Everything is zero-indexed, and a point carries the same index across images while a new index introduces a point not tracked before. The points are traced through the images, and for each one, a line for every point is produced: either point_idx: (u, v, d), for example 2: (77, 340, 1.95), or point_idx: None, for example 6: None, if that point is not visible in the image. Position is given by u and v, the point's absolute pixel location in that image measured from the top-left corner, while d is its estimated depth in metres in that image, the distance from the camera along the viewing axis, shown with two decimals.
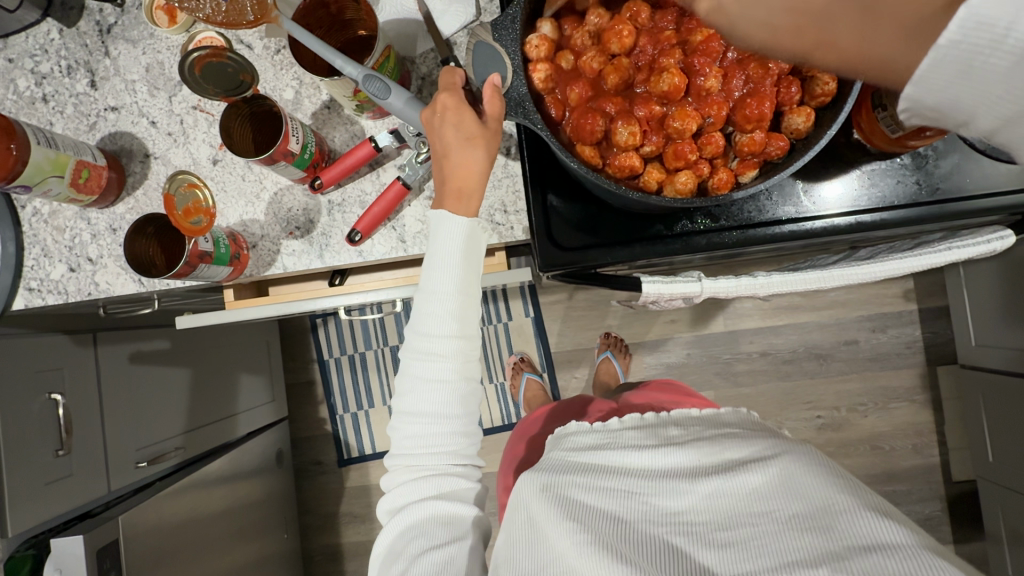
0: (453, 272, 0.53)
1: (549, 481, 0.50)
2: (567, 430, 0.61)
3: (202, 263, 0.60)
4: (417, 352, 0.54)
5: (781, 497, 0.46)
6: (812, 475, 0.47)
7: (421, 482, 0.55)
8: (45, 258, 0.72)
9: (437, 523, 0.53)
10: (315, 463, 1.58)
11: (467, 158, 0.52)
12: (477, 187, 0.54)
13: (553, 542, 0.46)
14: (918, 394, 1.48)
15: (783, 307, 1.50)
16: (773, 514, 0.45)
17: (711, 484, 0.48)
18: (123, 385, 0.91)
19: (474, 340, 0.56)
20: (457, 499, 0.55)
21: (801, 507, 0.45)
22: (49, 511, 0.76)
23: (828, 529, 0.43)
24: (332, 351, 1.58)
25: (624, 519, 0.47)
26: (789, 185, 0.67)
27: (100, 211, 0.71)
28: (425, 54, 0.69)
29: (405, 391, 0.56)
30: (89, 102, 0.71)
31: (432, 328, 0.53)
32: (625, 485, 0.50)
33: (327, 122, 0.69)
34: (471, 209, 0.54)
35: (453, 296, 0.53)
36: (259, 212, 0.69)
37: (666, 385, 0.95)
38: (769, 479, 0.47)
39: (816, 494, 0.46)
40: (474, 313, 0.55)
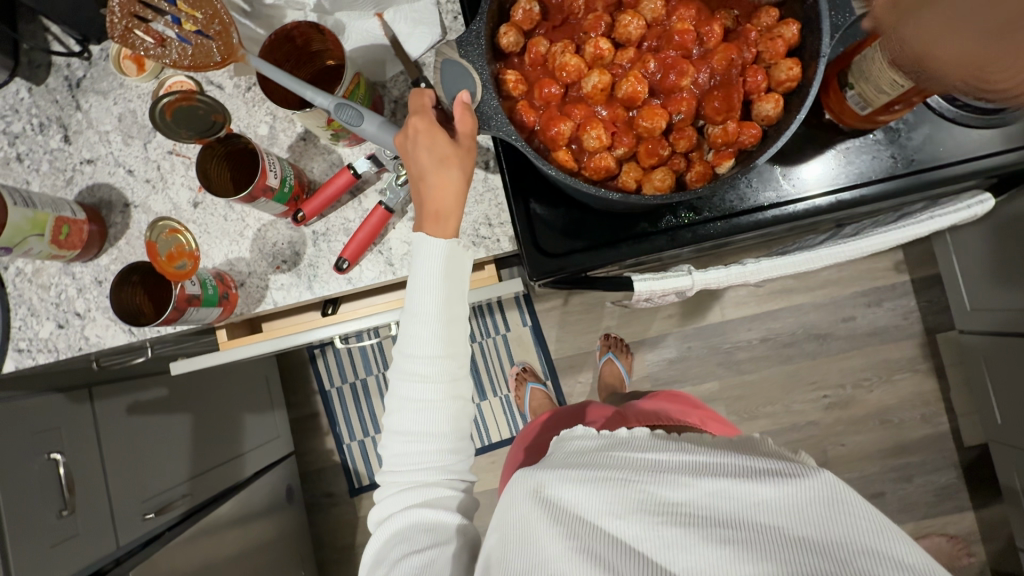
0: (436, 290, 0.53)
1: (542, 483, 0.50)
2: (571, 433, 0.59)
3: (190, 307, 0.60)
4: (408, 375, 0.54)
5: (791, 515, 0.43)
6: (831, 497, 0.43)
7: (405, 491, 0.55)
8: (32, 317, 0.71)
9: (421, 529, 0.52)
10: (326, 495, 1.56)
11: (443, 178, 0.52)
12: (454, 209, 0.54)
13: (544, 543, 0.46)
14: (920, 364, 1.49)
15: (777, 291, 1.51)
16: (780, 529, 0.42)
17: (715, 484, 0.46)
18: (124, 437, 0.90)
19: (460, 358, 0.55)
20: (441, 507, 0.54)
21: (812, 531, 0.42)
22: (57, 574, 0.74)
23: (836, 555, 0.40)
24: (332, 380, 1.57)
25: (614, 514, 0.46)
26: (767, 170, 0.67)
27: (83, 265, 0.71)
28: (395, 77, 0.70)
29: (398, 414, 0.55)
30: (64, 157, 0.71)
31: (420, 349, 0.53)
32: (624, 474, 0.49)
33: (304, 154, 0.69)
34: (449, 230, 0.54)
35: (436, 315, 0.53)
36: (244, 250, 0.69)
37: (671, 396, 0.94)
38: (784, 496, 0.43)
39: (835, 517, 0.42)
40: (460, 333, 0.55)
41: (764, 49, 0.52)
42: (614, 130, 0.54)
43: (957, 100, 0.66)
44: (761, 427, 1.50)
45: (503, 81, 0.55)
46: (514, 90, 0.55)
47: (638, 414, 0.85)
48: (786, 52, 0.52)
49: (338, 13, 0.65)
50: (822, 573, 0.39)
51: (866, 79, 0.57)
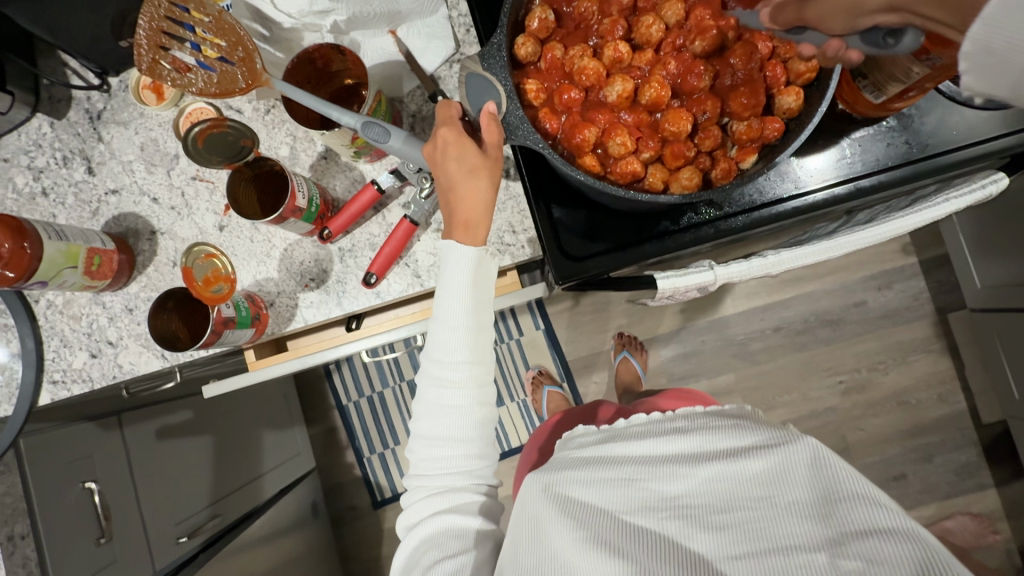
0: (463, 298, 0.54)
1: (549, 482, 0.51)
2: (573, 431, 0.62)
3: (227, 329, 0.60)
4: (434, 380, 0.55)
5: (779, 483, 0.45)
6: (813, 461, 0.45)
7: (433, 496, 0.55)
8: (65, 348, 0.72)
9: (451, 535, 0.51)
10: (350, 508, 1.57)
11: (473, 189, 0.53)
12: (483, 218, 0.54)
13: (554, 539, 0.46)
14: (934, 344, 1.49)
15: (787, 280, 1.52)
16: (772, 498, 0.44)
17: (708, 469, 0.47)
18: (154, 462, 0.90)
19: (488, 365, 0.56)
20: (470, 512, 0.53)
21: (801, 495, 0.44)
22: None
23: (824, 517, 0.42)
24: (349, 394, 1.58)
25: (623, 511, 0.47)
26: (784, 163, 0.68)
27: (113, 293, 0.71)
28: (412, 92, 0.71)
29: (429, 422, 0.56)
30: (89, 189, 0.72)
31: (451, 356, 0.54)
32: (624, 472, 0.50)
33: (327, 173, 0.70)
34: (479, 238, 0.54)
35: (464, 324, 0.54)
36: (272, 270, 0.70)
37: (685, 397, 0.95)
38: (771, 465, 0.46)
39: (817, 479, 0.44)
40: (487, 339, 0.56)
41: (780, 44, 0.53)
42: (638, 135, 0.55)
43: None
44: (780, 417, 1.51)
45: (526, 92, 0.56)
46: (535, 99, 0.56)
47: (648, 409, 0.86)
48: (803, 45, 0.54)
49: (353, 32, 0.66)
50: (814, 534, 0.41)
51: (879, 70, 0.58)
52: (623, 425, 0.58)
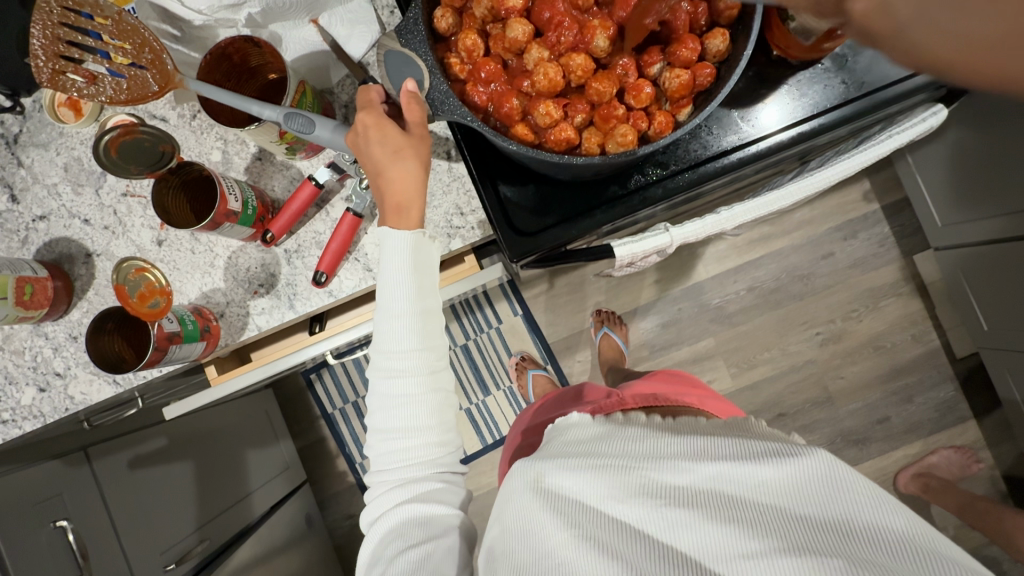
0: (406, 286, 0.52)
1: (541, 473, 0.51)
2: (568, 423, 0.60)
3: (172, 345, 0.58)
4: (384, 371, 0.54)
5: (791, 491, 0.44)
6: (829, 475, 0.45)
7: (394, 489, 0.54)
8: (11, 386, 0.69)
9: (413, 523, 0.52)
10: (346, 517, 1.55)
11: (401, 171, 0.52)
12: (416, 199, 0.53)
13: (549, 533, 0.46)
14: (903, 287, 1.52)
15: (756, 239, 1.53)
16: (784, 507, 0.43)
17: (713, 467, 0.47)
18: (130, 493, 0.88)
19: (439, 350, 0.55)
20: (432, 499, 0.53)
21: (815, 505, 0.43)
22: None
23: (837, 531, 0.41)
24: (333, 403, 1.55)
25: (617, 499, 0.47)
26: (725, 115, 0.68)
27: (55, 323, 0.68)
28: (341, 81, 0.69)
29: (383, 415, 0.55)
30: (14, 218, 0.69)
31: (398, 346, 0.53)
32: (623, 460, 0.49)
33: (263, 174, 0.68)
34: (413, 221, 0.53)
35: (410, 310, 0.53)
36: (218, 280, 0.68)
37: (672, 376, 0.94)
38: (786, 476, 0.45)
39: (833, 496, 0.43)
40: (436, 326, 0.55)
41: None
42: (564, 103, 0.54)
43: None
44: (762, 375, 1.53)
45: (450, 67, 0.54)
46: (460, 72, 0.54)
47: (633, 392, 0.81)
48: None
49: (272, 25, 0.64)
50: (827, 543, 0.40)
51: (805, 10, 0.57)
52: (623, 424, 0.57)
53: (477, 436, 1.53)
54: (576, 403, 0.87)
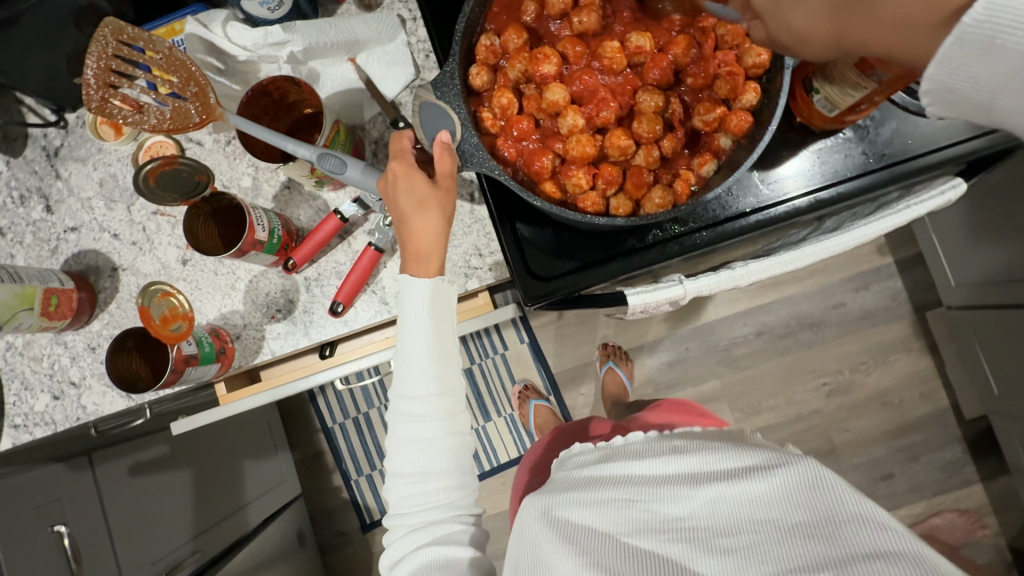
0: (419, 327, 0.53)
1: (548, 505, 0.52)
2: (570, 452, 0.61)
3: (188, 367, 0.59)
4: (404, 415, 0.54)
5: (784, 503, 0.45)
6: (814, 482, 0.46)
7: (415, 532, 0.53)
8: (26, 391, 0.70)
9: (434, 567, 0.50)
10: (338, 534, 1.55)
11: (423, 221, 0.53)
12: (436, 249, 0.54)
13: (556, 561, 0.46)
14: (913, 342, 1.51)
15: (767, 284, 1.53)
16: (774, 521, 0.44)
17: (710, 490, 0.47)
18: (128, 500, 0.88)
19: (456, 394, 0.56)
20: (452, 542, 0.52)
21: (803, 515, 0.44)
22: None
23: (828, 536, 0.42)
24: (334, 417, 1.56)
25: (624, 532, 0.47)
26: (745, 177, 0.69)
27: (75, 333, 0.70)
28: (373, 118, 0.70)
29: (402, 457, 0.55)
30: (47, 228, 0.71)
31: (417, 391, 0.53)
32: (625, 493, 0.50)
33: (290, 203, 0.69)
34: (433, 268, 0.54)
35: (431, 356, 0.53)
36: (237, 303, 0.69)
37: (675, 405, 0.93)
38: (773, 486, 0.46)
39: (819, 501, 0.45)
40: (454, 367, 0.55)
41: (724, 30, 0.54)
42: (594, 172, 0.55)
43: None
44: (765, 421, 1.51)
45: (483, 120, 0.56)
46: (493, 126, 0.56)
47: (640, 424, 0.82)
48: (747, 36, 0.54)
49: (311, 62, 0.67)
50: (815, 555, 0.41)
51: (828, 84, 0.59)
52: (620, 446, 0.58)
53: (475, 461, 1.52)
54: (581, 437, 0.88)
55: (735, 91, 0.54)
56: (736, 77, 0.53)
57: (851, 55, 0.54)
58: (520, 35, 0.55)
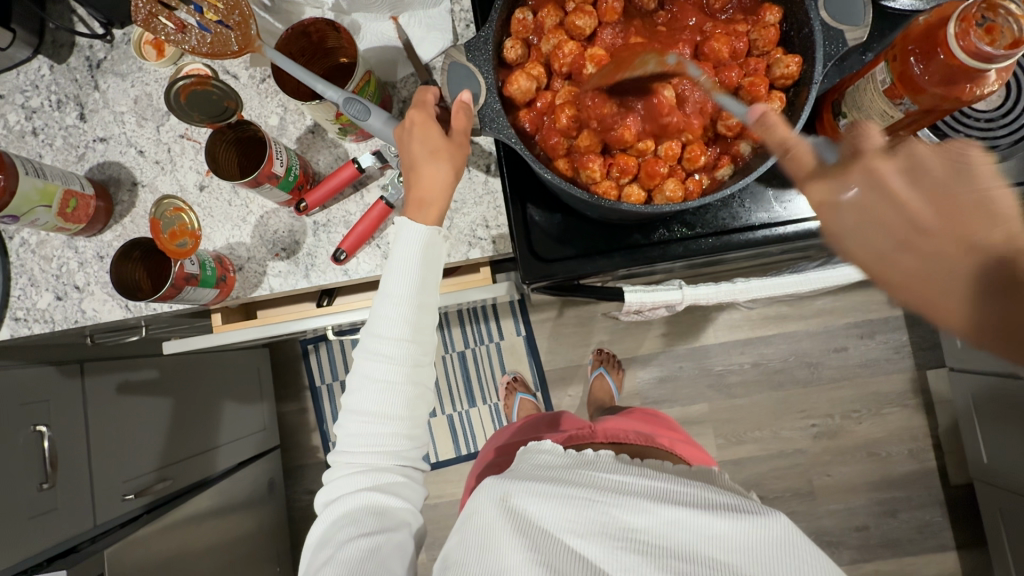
0: (405, 273, 0.54)
1: (508, 491, 0.51)
2: (539, 446, 0.61)
3: (187, 286, 0.61)
4: (374, 354, 0.55)
5: (742, 548, 0.44)
6: (781, 538, 0.45)
7: (356, 474, 0.55)
8: (32, 287, 0.72)
9: (367, 512, 0.53)
10: (309, 492, 1.57)
11: (433, 171, 0.54)
12: (440, 199, 0.56)
13: (505, 553, 0.47)
14: (909, 399, 1.49)
15: (770, 316, 1.53)
16: (729, 563, 0.43)
17: (676, 513, 0.47)
18: (112, 416, 0.91)
19: (427, 346, 0.56)
20: (391, 492, 0.54)
21: (759, 567, 0.43)
22: (38, 544, 0.75)
23: None
24: (323, 377, 1.58)
25: (576, 532, 0.47)
26: (760, 192, 0.69)
27: (87, 239, 0.72)
28: (405, 79, 0.73)
29: (359, 394, 0.55)
30: (78, 134, 0.73)
31: (389, 331, 0.54)
32: (588, 494, 0.49)
33: (312, 146, 0.71)
34: (432, 218, 0.56)
35: (409, 299, 0.54)
36: (245, 235, 0.71)
37: (648, 416, 0.93)
38: (736, 528, 0.45)
39: (775, 553, 0.44)
40: (429, 320, 0.56)
41: (757, 36, 0.55)
42: (609, 158, 0.56)
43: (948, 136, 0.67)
44: (747, 452, 1.50)
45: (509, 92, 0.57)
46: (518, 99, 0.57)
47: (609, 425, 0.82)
48: (776, 43, 0.55)
49: (355, 13, 0.67)
50: None
51: (856, 108, 0.59)
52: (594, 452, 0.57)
53: (453, 443, 1.53)
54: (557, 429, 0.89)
55: (759, 98, 0.54)
56: (759, 88, 0.54)
57: (881, 81, 0.54)
58: (555, 14, 0.57)
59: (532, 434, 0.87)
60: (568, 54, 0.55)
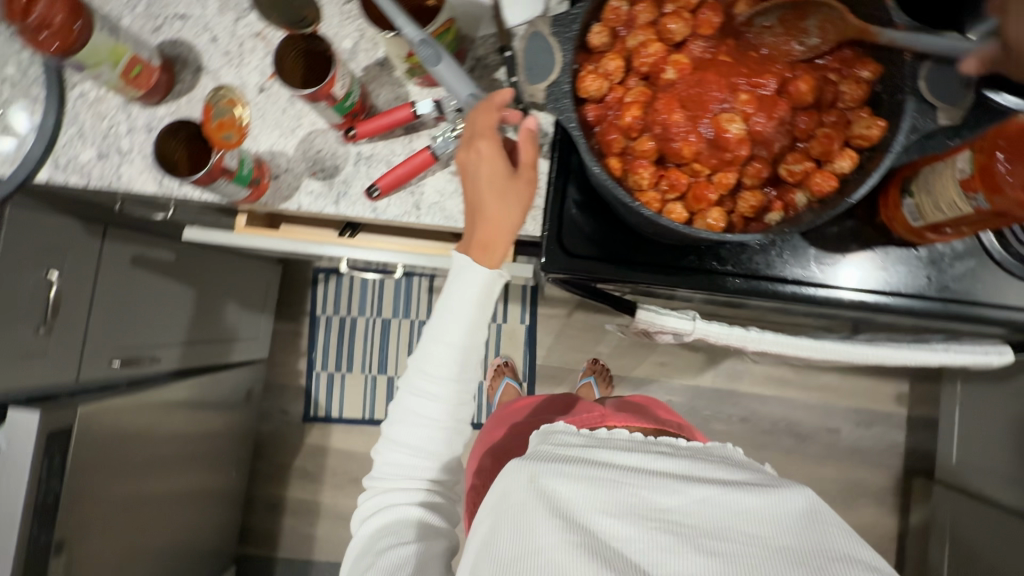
0: (464, 320, 0.60)
1: (537, 472, 0.49)
2: (553, 428, 0.61)
3: (221, 178, 0.62)
4: (419, 392, 0.62)
5: (774, 524, 0.47)
6: (810, 512, 0.48)
7: (396, 492, 0.62)
8: (78, 139, 0.74)
9: (408, 525, 0.59)
10: (281, 411, 1.68)
11: (498, 212, 0.58)
12: (501, 242, 0.59)
13: (542, 533, 0.45)
14: (887, 498, 1.46)
15: (773, 377, 1.50)
16: (764, 538, 0.46)
17: (704, 491, 0.49)
18: (123, 284, 0.97)
19: (468, 384, 0.63)
20: (426, 510, 0.61)
21: (794, 540, 0.45)
22: (19, 379, 0.81)
23: (817, 568, 0.43)
24: (324, 308, 1.69)
25: (609, 513, 0.47)
26: (802, 248, 0.67)
27: (141, 108, 0.73)
28: (485, 38, 0.71)
29: (402, 429, 0.63)
30: (160, 6, 0.74)
31: (438, 373, 0.61)
32: (615, 476, 0.49)
33: (376, 79, 0.71)
34: (494, 259, 0.60)
35: (460, 343, 0.61)
36: (289, 146, 0.71)
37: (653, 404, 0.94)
38: (767, 505, 0.48)
39: (814, 528, 0.47)
40: (474, 360, 0.62)
41: (844, 91, 0.53)
42: (661, 170, 0.54)
43: (1009, 247, 0.65)
44: None
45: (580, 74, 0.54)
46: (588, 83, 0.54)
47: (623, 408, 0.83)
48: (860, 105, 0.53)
49: None
50: None
51: (926, 190, 0.57)
52: (606, 438, 0.57)
53: None
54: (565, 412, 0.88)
55: (830, 153, 0.52)
56: (832, 142, 0.52)
57: (960, 170, 0.52)
58: (651, 11, 0.54)
59: (542, 416, 0.87)
60: (651, 55, 0.54)
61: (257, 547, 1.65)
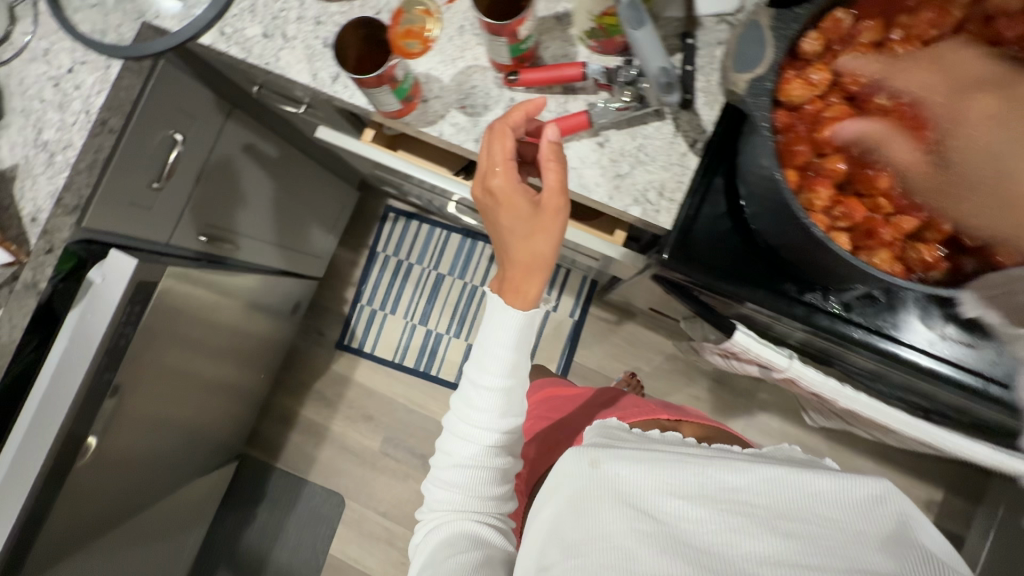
0: (511, 365, 0.65)
1: (596, 457, 0.50)
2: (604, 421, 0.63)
3: (387, 85, 0.63)
4: (461, 437, 0.67)
5: (843, 507, 0.48)
6: (881, 496, 0.49)
7: (451, 513, 0.65)
8: (247, 14, 0.75)
9: (464, 536, 0.62)
10: (318, 331, 1.72)
11: (523, 248, 0.62)
12: (530, 274, 0.63)
13: (605, 516, 0.47)
14: None
15: (804, 444, 1.46)
16: (838, 520, 0.47)
17: (769, 472, 0.50)
18: (230, 164, 1.01)
19: (509, 420, 0.67)
20: (482, 523, 0.64)
21: (865, 525, 0.47)
22: (125, 225, 0.85)
23: (892, 553, 0.45)
24: (386, 247, 1.71)
25: (675, 494, 0.48)
26: (937, 320, 0.64)
27: (315, 1, 0.74)
28: (669, 20, 0.68)
29: (447, 460, 0.68)
30: None
31: (481, 416, 0.66)
32: (677, 460, 0.50)
33: (548, 32, 0.70)
34: (529, 290, 0.64)
35: (506, 384, 0.65)
36: (445, 75, 0.71)
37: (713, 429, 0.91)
38: (840, 492, 0.49)
39: (883, 513, 0.48)
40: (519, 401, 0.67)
41: None
42: (839, 195, 0.54)
43: None
44: None
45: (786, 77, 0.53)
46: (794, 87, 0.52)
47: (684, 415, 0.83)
48: None
49: None
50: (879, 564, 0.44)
51: None
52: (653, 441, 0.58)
53: None
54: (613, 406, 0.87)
55: None
56: None
57: None
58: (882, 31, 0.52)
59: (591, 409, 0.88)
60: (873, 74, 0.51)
61: (262, 452, 1.69)
